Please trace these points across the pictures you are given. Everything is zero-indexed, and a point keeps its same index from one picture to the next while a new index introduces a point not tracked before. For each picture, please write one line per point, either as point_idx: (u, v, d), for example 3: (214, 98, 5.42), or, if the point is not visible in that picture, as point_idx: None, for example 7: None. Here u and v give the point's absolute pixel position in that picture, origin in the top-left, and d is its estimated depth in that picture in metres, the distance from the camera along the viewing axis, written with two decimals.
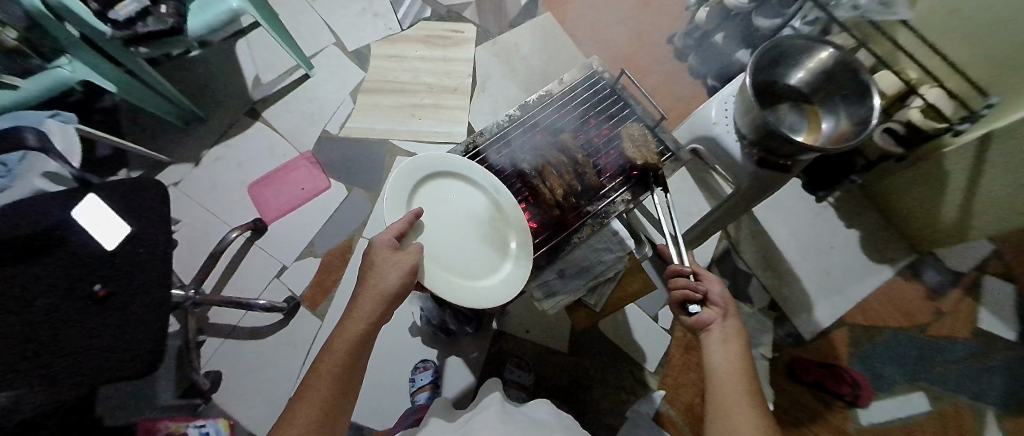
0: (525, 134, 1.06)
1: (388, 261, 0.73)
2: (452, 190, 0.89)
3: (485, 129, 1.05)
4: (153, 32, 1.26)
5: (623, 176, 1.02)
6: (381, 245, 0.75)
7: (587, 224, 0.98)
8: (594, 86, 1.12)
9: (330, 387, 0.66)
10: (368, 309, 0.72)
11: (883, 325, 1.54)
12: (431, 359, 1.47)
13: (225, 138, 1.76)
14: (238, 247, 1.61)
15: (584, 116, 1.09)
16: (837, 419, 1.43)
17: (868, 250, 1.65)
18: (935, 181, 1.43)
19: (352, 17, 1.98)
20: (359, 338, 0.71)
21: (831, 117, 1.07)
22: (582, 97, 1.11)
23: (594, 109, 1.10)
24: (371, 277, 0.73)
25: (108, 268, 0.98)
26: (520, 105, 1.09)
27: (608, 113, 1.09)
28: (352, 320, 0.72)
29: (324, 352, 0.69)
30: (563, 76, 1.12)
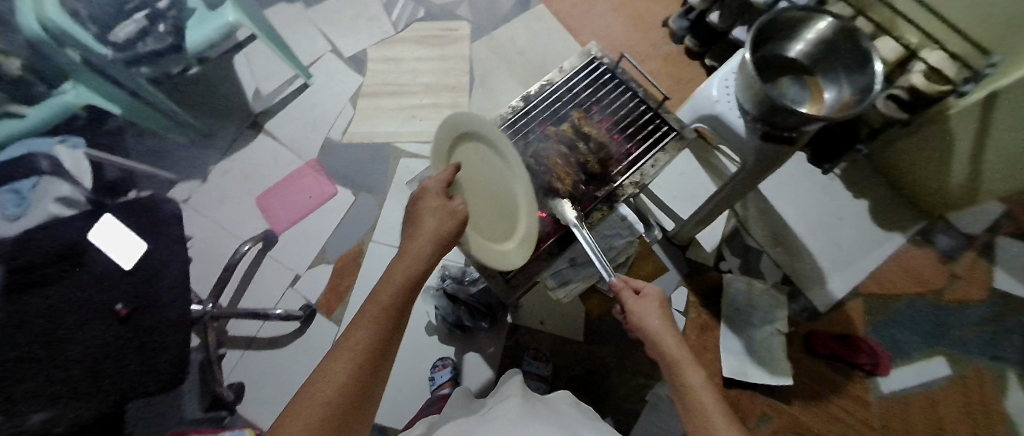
0: (530, 125, 1.06)
1: (438, 205, 0.75)
2: (481, 150, 0.80)
3: (491, 122, 1.07)
4: (155, 51, 1.33)
5: (629, 159, 1.02)
6: (428, 191, 0.77)
7: (596, 209, 0.98)
8: (594, 73, 1.12)
9: (387, 317, 0.63)
10: (424, 249, 0.70)
11: (897, 292, 1.54)
12: (448, 356, 1.49)
13: (230, 152, 1.78)
14: (252, 259, 1.63)
15: (586, 103, 1.09)
16: (858, 390, 1.43)
17: (878, 219, 1.64)
18: (943, 146, 1.42)
19: (346, 23, 1.99)
20: (415, 276, 0.69)
21: (833, 87, 1.06)
22: (584, 84, 1.10)
23: (596, 95, 1.10)
24: (423, 217, 0.73)
25: (131, 287, 0.99)
26: (523, 96, 1.10)
27: (611, 98, 1.09)
28: (405, 258, 0.70)
29: (383, 281, 0.68)
30: (562, 65, 1.12)
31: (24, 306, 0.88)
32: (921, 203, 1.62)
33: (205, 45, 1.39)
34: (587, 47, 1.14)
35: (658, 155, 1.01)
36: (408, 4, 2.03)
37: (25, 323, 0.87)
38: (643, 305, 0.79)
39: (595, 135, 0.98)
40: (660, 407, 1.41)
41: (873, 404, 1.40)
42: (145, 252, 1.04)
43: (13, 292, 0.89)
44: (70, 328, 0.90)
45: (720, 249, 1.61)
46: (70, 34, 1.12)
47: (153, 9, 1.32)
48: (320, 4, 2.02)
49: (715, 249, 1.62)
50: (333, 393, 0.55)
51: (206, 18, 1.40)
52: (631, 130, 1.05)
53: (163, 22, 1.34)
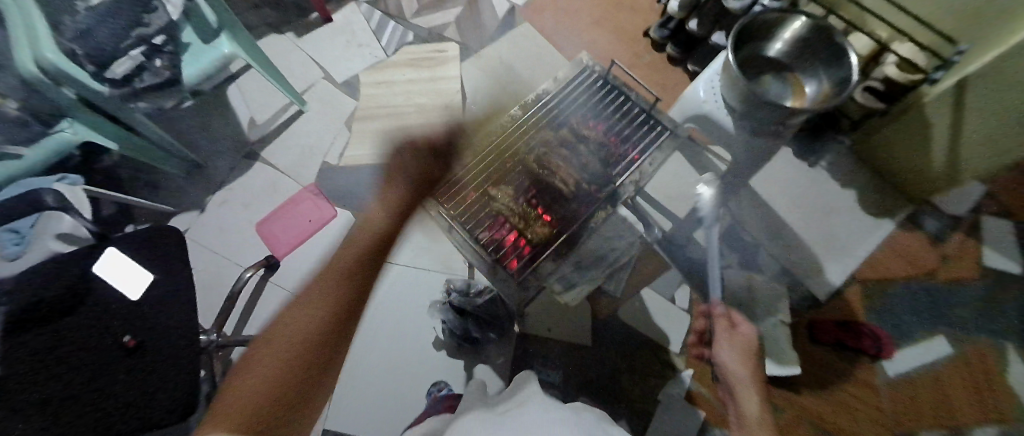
0: (530, 132, 1.10)
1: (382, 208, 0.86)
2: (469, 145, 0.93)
3: (492, 131, 1.09)
4: (152, 85, 1.33)
5: (627, 159, 1.06)
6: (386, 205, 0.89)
7: (598, 208, 1.01)
8: (587, 79, 1.16)
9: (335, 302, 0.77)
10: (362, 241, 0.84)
11: (892, 276, 1.58)
12: (443, 382, 1.46)
13: (228, 181, 1.79)
14: (254, 286, 1.62)
15: (582, 108, 1.13)
16: (865, 375, 1.45)
17: (866, 207, 1.70)
18: (920, 133, 1.48)
19: (338, 50, 2.04)
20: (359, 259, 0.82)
21: (814, 81, 1.11)
22: (580, 91, 1.15)
23: (591, 100, 1.14)
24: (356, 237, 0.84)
25: (138, 317, 0.99)
26: (521, 105, 1.14)
27: (605, 103, 1.13)
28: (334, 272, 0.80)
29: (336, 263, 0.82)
30: (557, 75, 1.16)
31: (39, 332, 0.92)
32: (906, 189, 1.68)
33: (202, 76, 1.38)
34: (579, 57, 1.20)
35: (654, 153, 1.07)
36: (397, 29, 2.09)
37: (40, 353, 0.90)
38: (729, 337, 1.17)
39: (595, 140, 1.07)
40: (673, 407, 1.41)
41: None
42: (152, 283, 1.03)
43: (29, 322, 0.92)
44: (83, 358, 0.92)
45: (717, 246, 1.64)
46: (69, 74, 1.12)
47: (148, 44, 1.32)
48: (311, 33, 2.07)
49: None
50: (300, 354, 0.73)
51: (200, 51, 1.41)
52: (627, 131, 1.10)
53: (160, 57, 1.34)
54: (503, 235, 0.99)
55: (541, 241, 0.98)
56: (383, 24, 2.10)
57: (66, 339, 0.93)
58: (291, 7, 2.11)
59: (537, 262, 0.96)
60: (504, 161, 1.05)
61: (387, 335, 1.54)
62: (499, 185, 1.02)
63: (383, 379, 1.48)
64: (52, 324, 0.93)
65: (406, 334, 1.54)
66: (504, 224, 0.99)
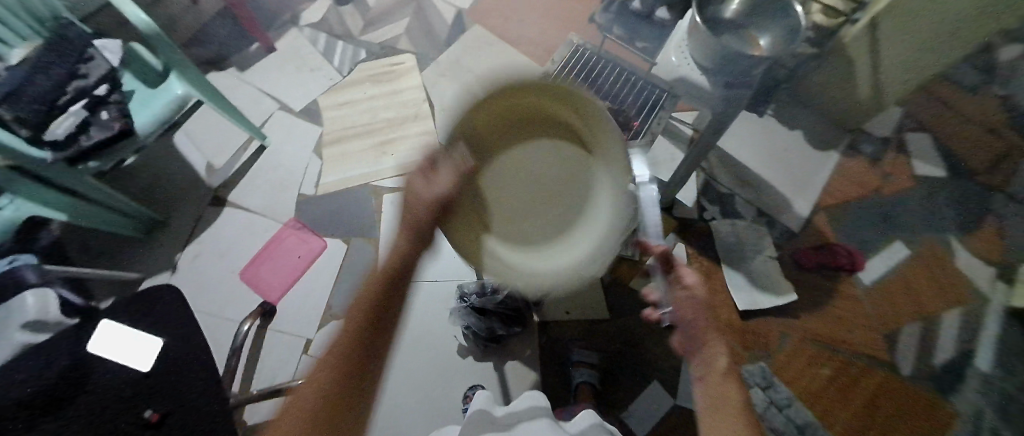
0: None
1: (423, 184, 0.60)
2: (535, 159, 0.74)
3: None
4: (101, 142, 1.17)
5: (638, 120, 1.14)
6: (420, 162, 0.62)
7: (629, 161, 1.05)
8: (585, 59, 1.25)
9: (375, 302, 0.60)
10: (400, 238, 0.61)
11: (849, 198, 1.78)
12: (480, 383, 1.45)
13: (197, 234, 1.65)
14: (253, 337, 1.51)
15: (587, 81, 1.20)
16: (847, 288, 1.62)
17: (814, 142, 1.89)
18: (846, 69, 1.68)
19: (288, 79, 1.95)
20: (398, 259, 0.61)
21: (765, 33, 1.23)
22: (578, 69, 1.23)
23: (591, 75, 1.22)
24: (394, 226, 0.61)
25: (151, 390, 0.89)
26: (532, 86, 1.17)
27: (606, 77, 1.23)
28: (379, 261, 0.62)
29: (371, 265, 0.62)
30: (555, 60, 1.25)
31: (42, 425, 0.81)
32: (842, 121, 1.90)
33: (156, 124, 1.27)
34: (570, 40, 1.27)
35: (658, 113, 1.14)
36: (346, 48, 2.03)
37: None
38: (682, 308, 0.83)
39: (609, 108, 1.13)
40: None
41: (863, 297, 1.60)
42: (162, 351, 0.93)
43: (29, 419, 0.81)
44: None
45: (699, 202, 1.76)
46: None
47: (91, 96, 1.18)
48: (255, 65, 1.97)
49: (695, 203, 1.76)
50: (326, 378, 0.57)
51: (151, 97, 1.29)
52: (631, 98, 1.19)
53: (106, 110, 1.19)
54: None
55: None
56: (331, 45, 2.04)
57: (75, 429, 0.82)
58: (226, 40, 1.98)
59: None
60: None
61: (410, 352, 1.51)
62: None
63: (415, 398, 1.43)
64: (58, 414, 0.83)
65: (428, 350, 1.52)
66: None
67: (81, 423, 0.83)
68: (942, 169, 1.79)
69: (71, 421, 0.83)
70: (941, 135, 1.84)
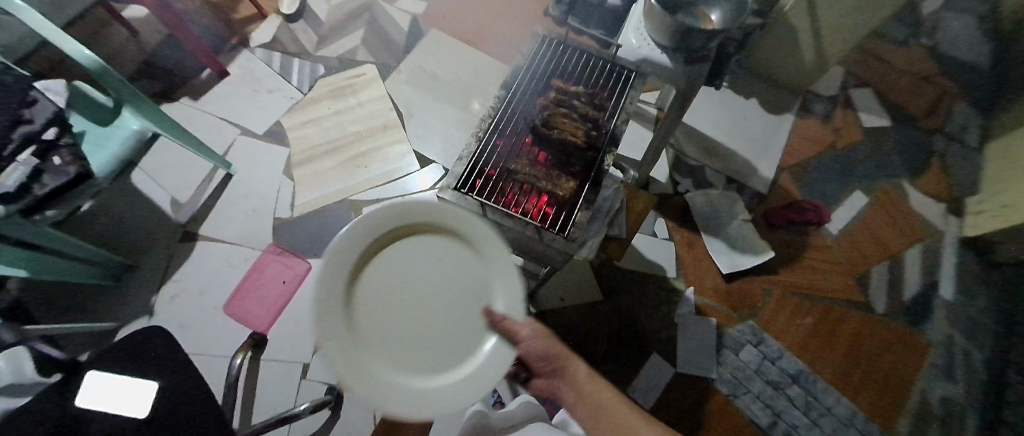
0: (519, 108, 1.07)
1: None
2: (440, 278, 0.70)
3: (484, 118, 1.04)
4: (58, 188, 1.11)
5: (612, 106, 1.08)
6: None
7: (606, 152, 1.01)
8: (550, 49, 1.15)
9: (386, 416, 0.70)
10: None
11: (808, 156, 1.89)
12: None
13: (172, 273, 1.58)
14: (247, 371, 1.46)
15: (556, 72, 1.12)
16: (817, 240, 1.72)
17: (770, 108, 2.00)
18: (790, 36, 1.78)
19: (247, 102, 1.89)
20: None
21: (715, 10, 1.24)
22: (547, 60, 1.14)
23: (561, 65, 1.14)
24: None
25: (153, 434, 0.86)
26: (501, 86, 1.09)
27: (576, 65, 1.14)
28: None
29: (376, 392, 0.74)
30: (521, 52, 1.14)
31: None
32: (792, 85, 2.01)
33: (115, 166, 1.22)
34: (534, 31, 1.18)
35: (630, 93, 1.09)
36: (304, 65, 1.99)
37: None
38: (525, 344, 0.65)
39: (582, 96, 1.07)
40: (690, 324, 1.55)
41: (832, 246, 1.71)
42: (159, 392, 0.90)
43: None
44: None
45: (672, 177, 1.82)
46: None
47: (40, 142, 1.11)
48: (209, 92, 1.90)
49: (669, 178, 1.83)
50: None
51: (104, 136, 1.23)
52: (602, 84, 1.12)
53: (58, 154, 1.12)
54: (532, 205, 0.96)
55: (568, 198, 0.97)
56: (287, 64, 1.99)
57: None
58: (174, 70, 1.90)
59: (574, 216, 0.94)
60: (508, 139, 1.02)
61: None
62: (513, 160, 1.00)
63: None
64: None
65: None
66: (531, 193, 0.97)
67: None
68: (885, 119, 1.93)
69: None
70: (880, 89, 1.99)
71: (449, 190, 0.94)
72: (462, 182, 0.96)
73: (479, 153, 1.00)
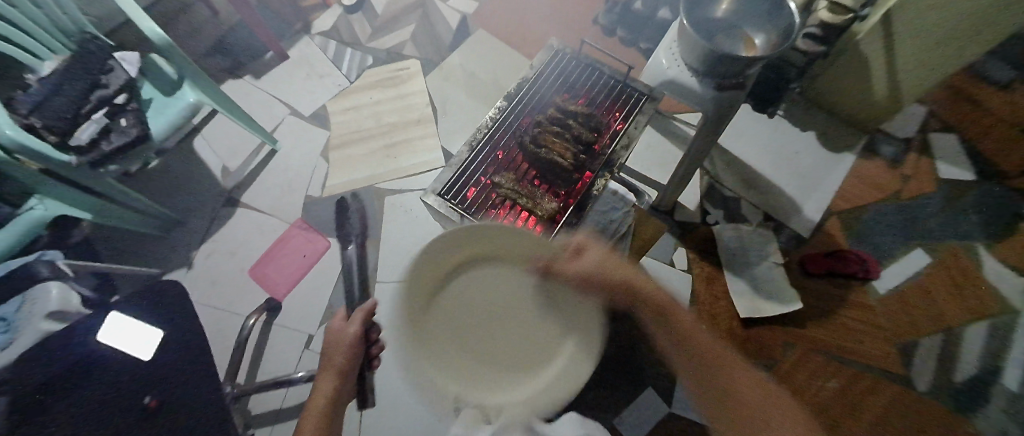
0: (518, 120, 1.10)
1: (338, 333, 0.94)
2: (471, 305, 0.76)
3: (482, 125, 1.09)
4: (121, 146, 1.26)
5: (614, 130, 1.09)
6: (334, 323, 0.97)
7: (599, 177, 1.03)
8: (560, 62, 1.18)
9: (320, 410, 0.82)
10: (330, 381, 0.87)
11: (865, 202, 1.69)
12: None
13: (211, 233, 1.75)
14: (259, 332, 1.59)
15: (561, 88, 1.15)
16: (859, 298, 1.54)
17: (829, 144, 1.81)
18: (860, 68, 1.60)
19: (300, 85, 2.03)
20: (333, 393, 0.85)
21: (759, 32, 1.21)
22: (555, 74, 1.17)
23: (568, 81, 1.16)
24: (332, 352, 0.91)
25: (152, 379, 0.99)
26: (505, 96, 1.13)
27: (583, 82, 1.16)
28: (329, 369, 0.89)
29: (312, 397, 0.85)
30: (531, 63, 1.19)
31: (56, 400, 0.93)
32: (858, 121, 1.80)
33: (170, 130, 1.36)
34: (549, 42, 1.21)
35: (637, 117, 1.09)
36: (355, 55, 2.11)
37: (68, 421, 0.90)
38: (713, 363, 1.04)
39: (581, 114, 1.07)
40: None
41: (875, 307, 1.52)
42: (160, 339, 1.04)
43: (51, 400, 0.93)
44: (104, 429, 0.91)
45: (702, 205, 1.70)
46: (28, 147, 1.06)
47: (110, 105, 1.28)
48: (268, 73, 2.06)
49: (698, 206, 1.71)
50: None
51: (165, 104, 1.38)
52: (607, 105, 1.13)
53: (125, 116, 1.29)
54: (513, 219, 1.00)
55: (550, 218, 0.98)
56: (340, 52, 2.11)
57: (87, 410, 0.92)
58: (241, 50, 2.09)
59: (551, 238, 0.96)
60: (503, 152, 1.07)
61: None
62: (502, 172, 1.03)
63: (410, 396, 1.47)
64: (74, 397, 0.93)
65: None
66: (512, 207, 1.01)
67: (84, 408, 0.93)
68: (968, 172, 1.69)
69: (84, 402, 0.93)
70: (967, 137, 1.74)
71: (434, 194, 1.00)
72: (447, 188, 1.01)
73: (469, 162, 1.04)
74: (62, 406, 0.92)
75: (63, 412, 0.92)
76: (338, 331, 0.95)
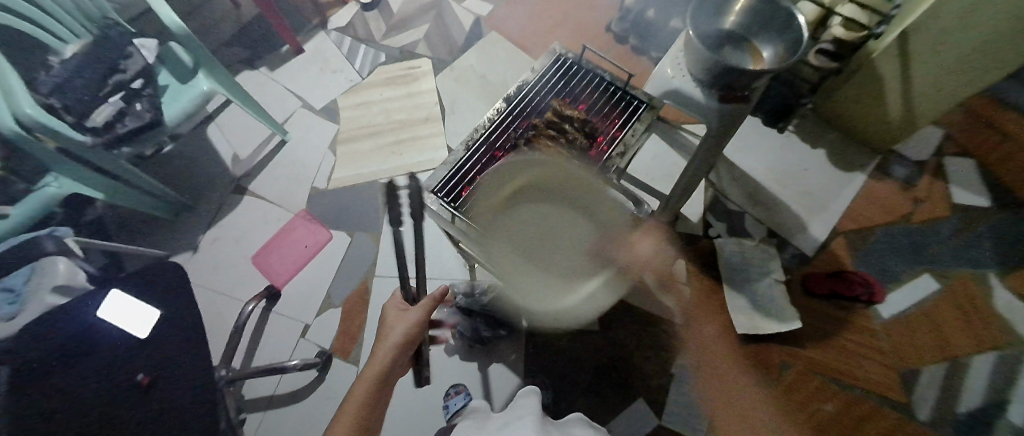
0: (515, 123, 1.13)
1: (398, 316, 0.92)
2: (557, 172, 1.00)
3: (479, 126, 1.13)
4: (134, 130, 1.30)
5: (611, 136, 1.10)
6: (393, 304, 0.96)
7: (592, 182, 1.04)
8: (562, 66, 1.20)
9: (366, 391, 0.80)
10: (383, 354, 0.84)
11: (874, 224, 1.65)
12: (462, 382, 1.47)
13: (218, 218, 1.79)
14: (257, 318, 1.62)
15: (561, 92, 1.17)
16: (861, 320, 1.50)
17: (839, 162, 1.77)
18: (874, 86, 1.57)
19: (313, 78, 2.07)
20: (382, 374, 0.82)
21: (768, 45, 1.22)
22: (556, 79, 1.19)
23: (569, 86, 1.18)
24: (395, 327, 0.89)
25: (148, 357, 1.00)
26: (505, 98, 1.16)
27: (583, 87, 1.18)
28: (385, 344, 0.86)
29: (357, 380, 0.82)
30: (533, 66, 1.20)
31: (53, 372, 0.94)
32: (869, 141, 1.77)
33: (182, 118, 1.40)
34: (552, 47, 1.23)
35: (634, 125, 1.10)
36: (368, 51, 2.14)
37: (63, 393, 0.92)
38: None
39: (577, 119, 1.08)
40: (686, 377, 1.44)
41: (877, 330, 1.48)
42: (160, 319, 1.04)
43: (48, 373, 0.94)
44: (93, 405, 0.92)
45: (705, 217, 1.68)
46: (48, 126, 1.11)
47: (127, 89, 1.32)
48: (284, 65, 2.11)
49: (701, 218, 1.69)
50: None
51: (180, 92, 1.42)
52: (605, 111, 1.14)
53: (140, 101, 1.33)
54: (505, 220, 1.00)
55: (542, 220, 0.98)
56: (354, 49, 2.15)
57: (76, 386, 0.93)
58: (259, 43, 2.14)
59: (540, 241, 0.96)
60: (500, 153, 1.10)
61: None
62: (496, 173, 1.05)
63: (401, 391, 1.48)
64: (68, 371, 0.95)
65: None
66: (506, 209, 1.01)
67: (75, 381, 0.94)
68: (984, 198, 1.64)
69: (79, 375, 0.95)
70: (985, 162, 1.70)
71: (428, 192, 1.06)
72: (440, 187, 1.07)
73: (464, 162, 1.09)
74: (57, 378, 0.94)
75: (56, 385, 0.93)
76: (400, 315, 0.92)
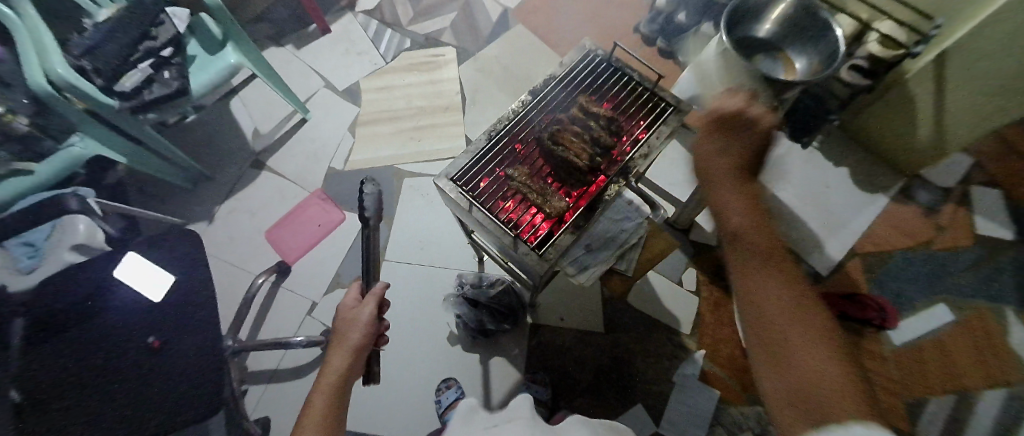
0: (539, 116, 1.12)
1: (348, 318, 0.85)
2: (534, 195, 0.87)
3: (502, 117, 1.11)
4: (160, 97, 1.33)
5: (635, 137, 1.09)
6: (345, 304, 0.89)
7: (613, 182, 1.04)
8: (590, 63, 1.19)
9: (325, 401, 0.75)
10: (338, 360, 0.80)
11: (892, 248, 1.62)
12: (453, 378, 1.47)
13: (235, 191, 1.81)
14: (267, 292, 1.64)
15: (588, 89, 1.16)
16: (871, 345, 1.48)
17: (862, 183, 1.74)
18: (905, 108, 1.53)
19: (337, 59, 2.08)
20: (340, 381, 0.78)
21: (801, 56, 1.20)
22: (583, 74, 1.18)
23: (597, 82, 1.17)
24: (346, 330, 0.84)
25: (161, 321, 1.02)
26: (530, 90, 1.15)
27: (610, 85, 1.17)
28: (342, 347, 0.81)
29: (313, 392, 0.77)
30: (561, 60, 1.19)
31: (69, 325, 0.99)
32: (896, 163, 1.73)
33: (208, 88, 1.41)
34: (581, 42, 1.22)
35: (660, 128, 1.09)
36: (393, 36, 2.14)
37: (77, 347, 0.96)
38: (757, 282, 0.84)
39: (603, 116, 1.07)
40: (687, 387, 1.43)
41: (887, 356, 1.46)
42: (172, 285, 1.06)
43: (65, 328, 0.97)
44: (109, 358, 0.97)
45: None
46: (77, 87, 1.13)
47: (156, 57, 1.34)
48: (309, 44, 2.12)
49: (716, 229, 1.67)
50: None
51: (206, 63, 1.43)
52: (631, 111, 1.13)
53: (168, 69, 1.35)
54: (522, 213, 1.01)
55: (558, 216, 0.98)
56: (380, 32, 2.15)
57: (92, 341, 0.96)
58: (287, 20, 2.16)
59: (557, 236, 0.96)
60: (521, 145, 1.08)
61: (404, 331, 1.56)
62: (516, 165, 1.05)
63: (402, 375, 1.49)
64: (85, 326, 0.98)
65: (420, 331, 1.56)
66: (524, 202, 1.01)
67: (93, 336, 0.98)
68: (1009, 231, 1.60)
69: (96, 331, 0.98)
70: (1013, 194, 1.66)
71: (446, 179, 1.03)
72: (458, 174, 1.03)
73: (483, 152, 1.06)
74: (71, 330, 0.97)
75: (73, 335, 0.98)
76: (352, 315, 0.86)
